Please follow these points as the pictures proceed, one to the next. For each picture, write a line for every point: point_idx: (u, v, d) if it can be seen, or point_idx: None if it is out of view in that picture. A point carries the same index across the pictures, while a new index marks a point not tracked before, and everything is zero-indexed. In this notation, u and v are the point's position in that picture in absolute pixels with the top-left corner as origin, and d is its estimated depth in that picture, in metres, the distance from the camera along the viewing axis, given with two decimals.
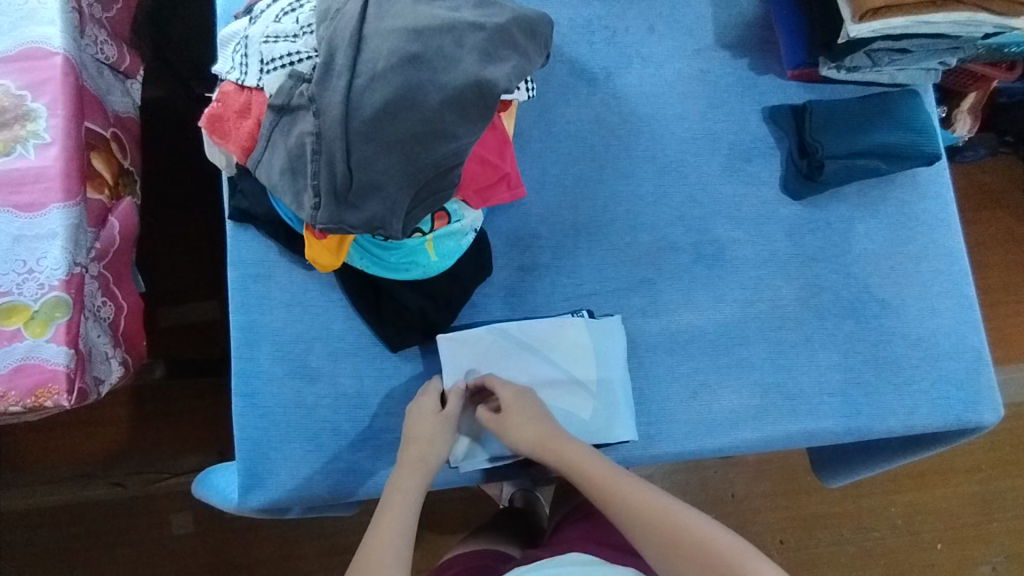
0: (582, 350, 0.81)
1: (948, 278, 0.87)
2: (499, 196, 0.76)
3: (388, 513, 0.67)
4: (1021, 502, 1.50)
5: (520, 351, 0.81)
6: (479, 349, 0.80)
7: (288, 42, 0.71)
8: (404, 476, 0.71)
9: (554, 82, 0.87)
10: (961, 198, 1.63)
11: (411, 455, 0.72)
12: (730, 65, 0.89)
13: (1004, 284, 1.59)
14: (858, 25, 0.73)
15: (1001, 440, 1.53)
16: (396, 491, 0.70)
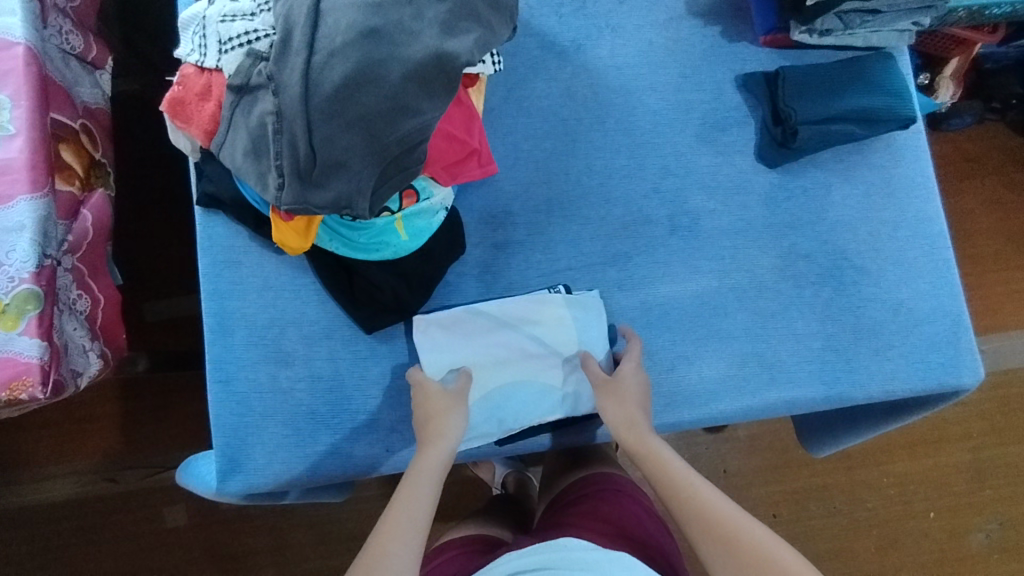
0: (564, 321, 0.80)
1: (925, 242, 0.86)
2: (469, 172, 0.76)
3: (411, 485, 0.66)
4: (1009, 468, 1.52)
5: (498, 326, 0.80)
6: (456, 326, 0.79)
7: (245, 21, 0.69)
8: (426, 453, 0.69)
9: (523, 56, 0.86)
10: (945, 166, 1.64)
11: (432, 426, 0.71)
12: (702, 33, 0.88)
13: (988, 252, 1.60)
14: None
15: (990, 409, 1.54)
16: (421, 468, 0.68)
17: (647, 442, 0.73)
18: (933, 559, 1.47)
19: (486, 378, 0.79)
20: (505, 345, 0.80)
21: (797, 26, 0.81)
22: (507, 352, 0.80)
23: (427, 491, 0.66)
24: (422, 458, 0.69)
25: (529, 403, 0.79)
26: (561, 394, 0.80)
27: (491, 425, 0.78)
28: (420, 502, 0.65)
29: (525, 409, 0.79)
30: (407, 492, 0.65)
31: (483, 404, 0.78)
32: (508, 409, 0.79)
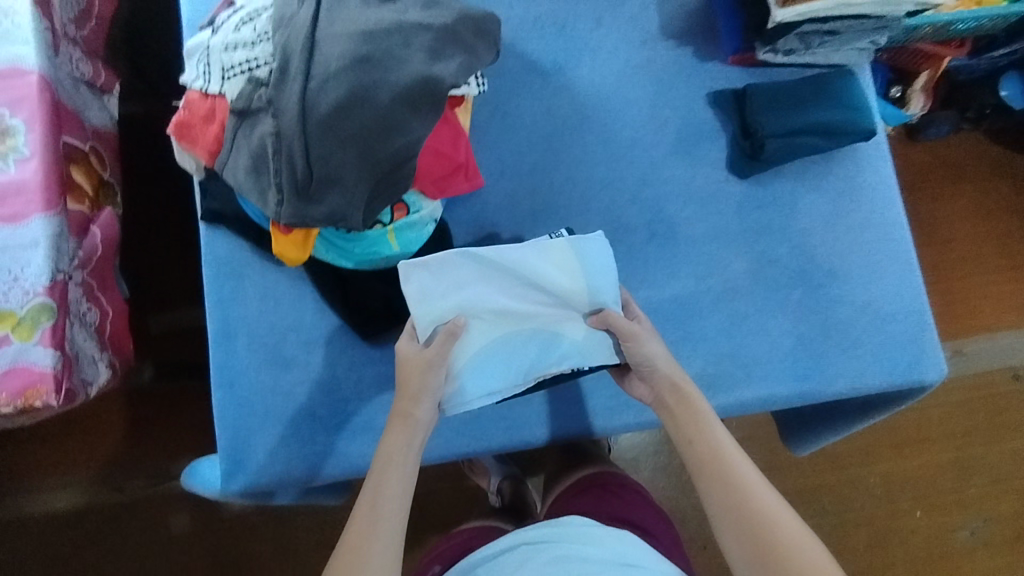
0: (562, 267, 0.81)
1: (889, 245, 0.91)
2: (456, 187, 0.80)
3: (384, 473, 0.71)
4: (992, 468, 1.60)
5: (501, 275, 0.81)
6: (447, 274, 0.78)
7: (245, 49, 0.75)
8: (392, 436, 0.73)
9: (507, 77, 0.92)
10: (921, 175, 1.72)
11: (399, 410, 0.75)
12: (676, 53, 0.93)
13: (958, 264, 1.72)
14: (783, 10, 0.76)
15: (972, 409, 1.64)
16: (389, 453, 0.72)
17: (696, 415, 0.75)
18: (920, 557, 1.53)
19: (481, 334, 0.81)
20: (503, 295, 0.81)
21: (759, 44, 0.86)
22: (505, 302, 0.81)
23: (399, 478, 0.71)
24: (389, 442, 0.73)
25: (531, 359, 0.82)
26: (564, 348, 0.82)
27: (491, 383, 0.81)
28: (390, 492, 0.70)
29: (524, 365, 0.82)
30: (377, 484, 0.70)
31: (481, 360, 0.81)
32: (507, 365, 0.82)
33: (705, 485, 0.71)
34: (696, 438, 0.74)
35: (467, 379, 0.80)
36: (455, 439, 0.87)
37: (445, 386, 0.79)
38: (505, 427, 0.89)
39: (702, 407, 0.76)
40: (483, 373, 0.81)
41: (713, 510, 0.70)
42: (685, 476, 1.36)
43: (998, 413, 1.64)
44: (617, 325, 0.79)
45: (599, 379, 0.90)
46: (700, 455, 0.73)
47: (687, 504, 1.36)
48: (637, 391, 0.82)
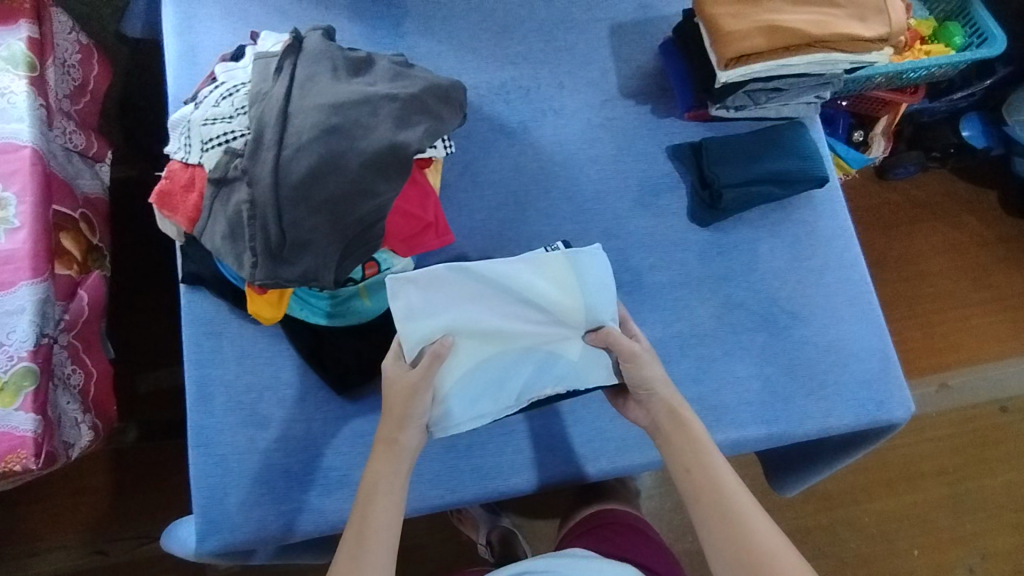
0: (556, 285, 0.83)
1: (849, 287, 0.94)
2: (427, 244, 0.84)
3: (370, 501, 0.74)
4: (986, 504, 1.63)
5: (494, 293, 0.83)
6: (438, 291, 0.80)
7: (224, 123, 0.80)
8: (378, 464, 0.76)
9: (475, 138, 0.97)
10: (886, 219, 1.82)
11: (385, 434, 0.77)
12: (635, 111, 0.99)
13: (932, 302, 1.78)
14: (726, 72, 0.79)
15: (963, 444, 1.68)
16: (374, 482, 0.75)
17: (695, 444, 0.77)
18: None
19: (472, 353, 0.83)
20: (497, 314, 0.83)
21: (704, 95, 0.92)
22: (499, 321, 0.83)
23: (386, 506, 0.73)
24: (376, 469, 0.76)
25: (522, 381, 0.84)
26: (556, 368, 0.84)
27: (481, 404, 0.83)
28: (376, 521, 0.72)
29: (515, 384, 0.84)
30: (364, 514, 0.73)
31: (473, 380, 0.83)
32: (497, 385, 0.84)
33: (701, 514, 0.73)
34: (694, 468, 0.75)
35: (458, 401, 0.82)
36: (429, 492, 0.87)
37: (434, 407, 0.81)
38: (479, 477, 0.89)
39: (699, 435, 0.78)
40: (474, 395, 0.83)
41: (709, 540, 0.72)
42: (675, 522, 1.35)
43: (989, 446, 1.68)
44: (616, 344, 0.80)
45: (573, 427, 0.92)
46: (697, 484, 0.75)
47: (680, 552, 1.34)
48: (633, 414, 0.83)
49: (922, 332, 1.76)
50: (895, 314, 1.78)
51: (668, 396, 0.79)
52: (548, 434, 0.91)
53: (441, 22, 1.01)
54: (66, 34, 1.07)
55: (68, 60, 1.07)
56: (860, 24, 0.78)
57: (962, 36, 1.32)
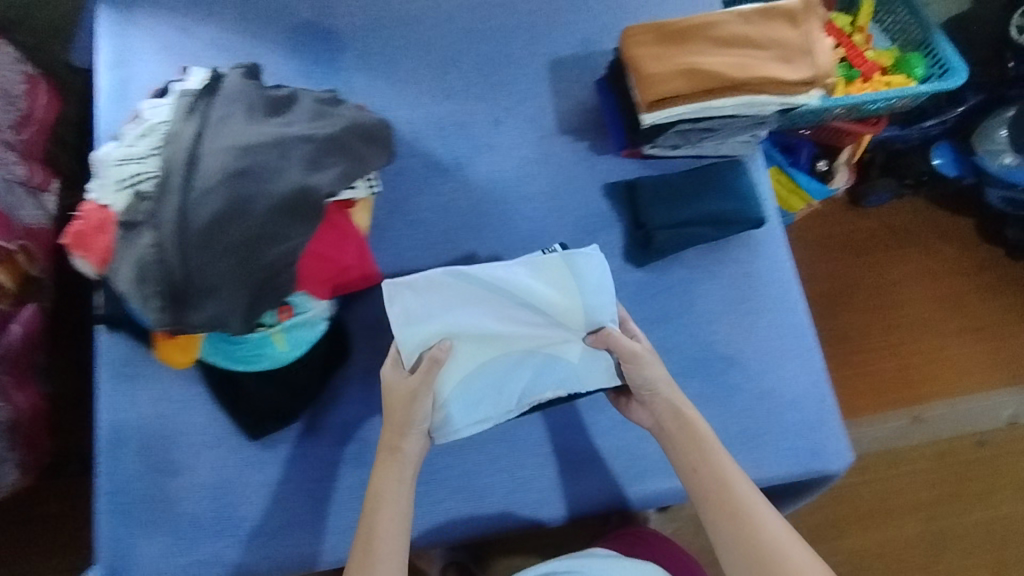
0: (552, 288, 0.85)
1: (788, 330, 0.92)
2: (347, 283, 0.85)
3: (379, 507, 0.77)
4: (960, 541, 1.61)
5: (495, 297, 0.85)
6: (437, 296, 0.83)
7: (134, 164, 0.78)
8: (384, 471, 0.79)
9: (407, 175, 0.95)
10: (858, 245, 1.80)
11: (388, 443, 0.80)
12: (571, 147, 0.97)
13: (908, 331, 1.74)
14: (649, 114, 0.76)
15: (939, 479, 1.65)
16: (382, 487, 0.78)
17: (699, 445, 0.79)
18: None
19: (471, 356, 0.84)
20: (497, 317, 0.85)
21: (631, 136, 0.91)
22: (499, 325, 0.85)
23: (394, 512, 0.77)
24: (381, 477, 0.78)
25: (524, 385, 0.86)
26: (557, 371, 0.86)
27: (481, 410, 0.84)
28: (388, 526, 0.76)
29: (515, 387, 0.86)
30: (374, 520, 0.76)
31: (475, 384, 0.84)
32: (497, 388, 0.85)
33: (710, 514, 0.76)
34: (700, 468, 0.78)
35: (456, 407, 0.83)
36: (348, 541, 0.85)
37: (434, 412, 0.82)
38: None
39: (703, 435, 0.80)
40: (474, 400, 0.84)
41: (719, 537, 0.75)
42: None
43: (963, 480, 1.65)
44: (615, 344, 0.82)
45: (499, 474, 0.90)
46: (704, 483, 0.78)
47: None
48: (635, 415, 0.86)
49: (900, 363, 1.72)
50: (871, 344, 1.74)
51: (670, 399, 0.82)
52: (474, 480, 0.89)
53: (378, 55, 0.99)
54: (10, 66, 1.07)
55: (12, 90, 1.06)
56: (784, 66, 0.76)
57: (923, 67, 1.29)
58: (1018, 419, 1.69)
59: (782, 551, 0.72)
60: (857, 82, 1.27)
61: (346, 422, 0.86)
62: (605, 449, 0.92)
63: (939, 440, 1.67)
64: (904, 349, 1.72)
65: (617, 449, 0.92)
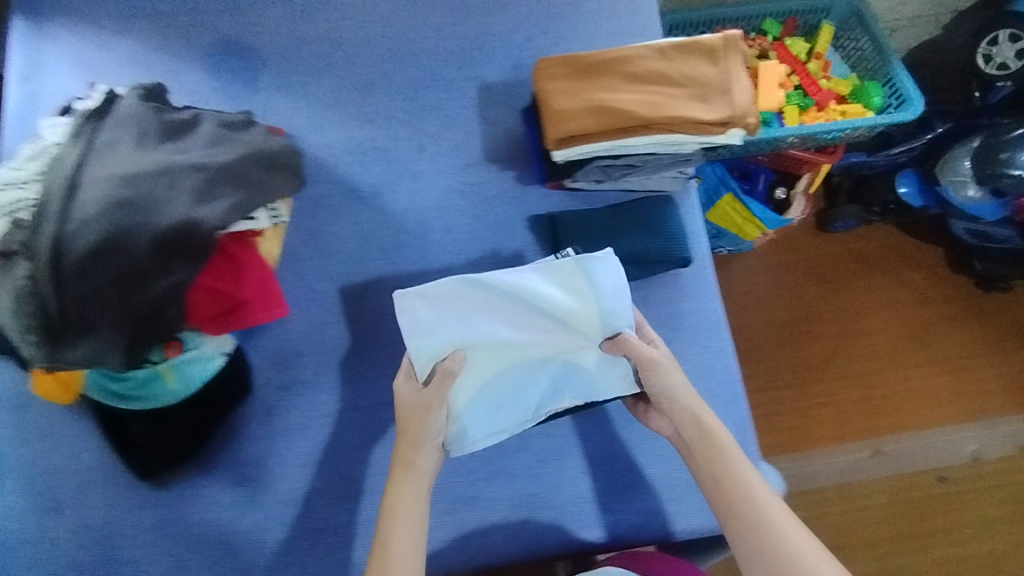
0: (568, 293, 0.83)
1: (712, 377, 0.88)
2: (246, 320, 0.80)
3: (394, 520, 0.72)
4: None
5: (508, 305, 0.83)
6: (449, 305, 0.81)
7: (12, 187, 0.72)
8: (398, 483, 0.74)
9: (324, 202, 0.91)
10: (823, 271, 1.76)
11: (402, 455, 0.76)
12: (497, 177, 0.94)
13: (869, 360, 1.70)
14: (558, 150, 0.73)
15: (896, 514, 1.60)
16: (396, 499, 0.73)
17: (721, 454, 0.75)
18: None
19: (486, 365, 0.82)
20: (510, 326, 0.83)
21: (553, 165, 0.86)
22: (512, 334, 0.83)
23: (409, 527, 0.71)
24: (396, 489, 0.74)
25: (540, 395, 0.84)
26: (575, 379, 0.84)
27: (497, 421, 0.83)
28: (404, 541, 0.70)
29: (532, 396, 0.84)
30: (389, 534, 0.71)
31: (490, 393, 0.83)
32: (514, 398, 0.83)
33: (734, 530, 0.71)
34: (723, 479, 0.73)
35: (470, 420, 0.82)
36: None
37: (450, 424, 0.80)
38: None
39: (724, 444, 0.76)
40: (488, 411, 0.82)
41: (744, 554, 0.70)
42: None
43: (921, 516, 1.60)
44: (633, 353, 0.79)
45: None
46: (728, 496, 0.73)
47: None
48: (656, 424, 0.83)
49: (862, 394, 1.67)
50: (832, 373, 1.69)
51: (687, 406, 0.78)
52: (366, 531, 0.81)
53: (301, 77, 0.96)
54: None
55: None
56: (701, 105, 0.73)
57: (881, 97, 1.25)
58: (981, 454, 1.64)
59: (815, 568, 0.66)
60: (811, 111, 1.24)
61: (242, 461, 0.83)
62: (516, 494, 0.87)
63: (896, 475, 1.62)
64: (864, 379, 1.68)
65: (528, 495, 0.87)
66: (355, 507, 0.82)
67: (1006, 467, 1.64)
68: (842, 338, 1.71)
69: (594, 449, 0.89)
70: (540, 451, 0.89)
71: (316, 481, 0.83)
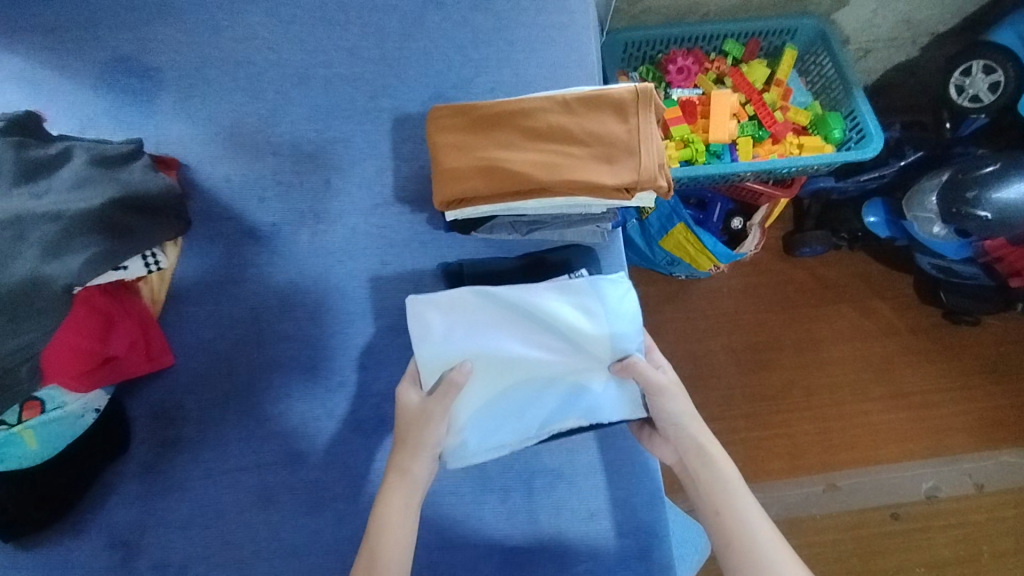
0: (581, 311, 0.80)
1: (624, 445, 0.85)
2: (122, 370, 0.77)
3: (378, 537, 0.68)
4: None
5: (520, 319, 0.80)
6: (459, 316, 0.79)
7: None
8: (390, 495, 0.70)
9: (219, 241, 0.85)
10: (789, 296, 1.60)
11: (396, 463, 0.72)
12: (408, 219, 0.87)
13: (834, 392, 1.54)
14: (448, 212, 0.67)
15: (847, 552, 1.43)
16: (386, 516, 0.69)
17: (723, 492, 0.70)
18: None
19: (493, 379, 0.79)
20: (520, 340, 0.79)
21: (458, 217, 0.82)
22: (523, 348, 0.79)
23: (394, 546, 0.68)
24: (384, 503, 0.70)
25: (546, 412, 0.80)
26: (584, 399, 0.80)
27: (499, 436, 0.79)
28: (389, 560, 0.67)
29: (537, 414, 0.80)
30: (374, 553, 0.67)
31: (496, 407, 0.79)
32: (518, 414, 0.80)
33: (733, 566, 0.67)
34: (723, 511, 0.69)
35: (470, 434, 0.78)
36: None
37: (449, 436, 0.77)
38: None
39: (729, 478, 0.72)
40: (491, 426, 0.79)
41: None
42: None
43: (876, 558, 1.43)
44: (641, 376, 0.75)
45: None
46: (728, 531, 0.69)
47: None
48: (660, 452, 0.79)
49: (819, 427, 1.51)
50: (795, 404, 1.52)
51: (693, 434, 0.74)
52: None
53: (201, 100, 0.89)
54: None
55: None
56: (605, 167, 0.67)
57: (841, 129, 1.18)
58: (940, 492, 1.47)
59: None
60: (765, 143, 1.17)
61: (113, 524, 0.76)
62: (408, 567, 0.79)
63: (852, 510, 1.45)
64: (827, 412, 1.52)
65: (422, 568, 0.79)
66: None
67: (966, 507, 1.47)
68: (805, 366, 1.55)
69: (497, 517, 0.81)
70: (439, 518, 0.81)
71: (191, 547, 0.76)
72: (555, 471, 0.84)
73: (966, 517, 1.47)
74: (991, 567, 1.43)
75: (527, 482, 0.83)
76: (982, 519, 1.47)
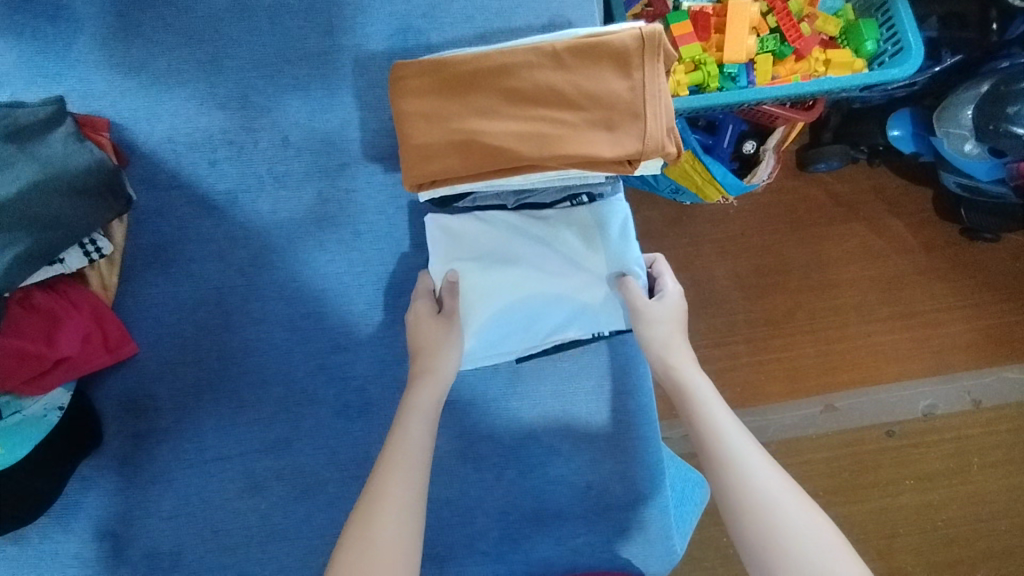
0: (584, 230, 0.78)
1: (623, 415, 0.79)
2: (86, 368, 0.71)
3: (396, 444, 0.65)
4: (856, 527, 1.20)
5: (524, 236, 0.78)
6: (466, 236, 0.77)
7: None
8: (419, 392, 0.69)
9: (171, 214, 0.77)
10: (795, 215, 1.25)
11: (421, 362, 0.71)
12: (380, 180, 0.77)
13: (839, 315, 1.24)
14: (422, 192, 0.66)
15: (844, 466, 1.21)
16: (407, 418, 0.67)
17: (693, 395, 0.68)
18: None
19: (496, 295, 0.76)
20: (526, 256, 0.77)
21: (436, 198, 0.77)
22: (529, 264, 0.77)
23: (411, 450, 0.65)
24: (413, 402, 0.69)
25: (549, 322, 0.77)
26: (588, 309, 0.77)
27: (501, 343, 0.77)
28: (409, 452, 0.64)
29: (541, 323, 0.77)
30: (393, 451, 0.64)
31: (499, 317, 0.76)
32: (523, 322, 0.77)
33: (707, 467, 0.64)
34: (692, 416, 0.67)
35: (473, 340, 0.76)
36: None
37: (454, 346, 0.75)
38: None
39: (698, 389, 0.69)
40: (496, 334, 0.77)
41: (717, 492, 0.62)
42: None
43: (877, 482, 1.21)
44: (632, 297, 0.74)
45: None
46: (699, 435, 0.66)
47: None
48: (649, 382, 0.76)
49: (814, 350, 1.23)
50: (795, 328, 1.23)
51: (668, 356, 0.72)
52: None
53: (125, 43, 0.75)
54: None
55: None
56: (606, 135, 0.62)
57: (875, 40, 1.02)
58: (938, 410, 1.23)
59: (775, 512, 0.58)
60: (788, 61, 1.02)
61: (97, 517, 0.74)
62: None
63: (853, 433, 1.22)
64: (827, 336, 1.23)
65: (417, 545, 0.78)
66: (220, 563, 0.74)
67: (966, 424, 1.23)
68: (804, 288, 1.24)
69: (491, 496, 0.78)
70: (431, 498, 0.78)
71: (182, 535, 0.75)
72: (550, 443, 0.79)
73: (961, 434, 1.23)
74: (980, 479, 1.22)
75: (520, 459, 0.78)
76: (981, 435, 1.23)
